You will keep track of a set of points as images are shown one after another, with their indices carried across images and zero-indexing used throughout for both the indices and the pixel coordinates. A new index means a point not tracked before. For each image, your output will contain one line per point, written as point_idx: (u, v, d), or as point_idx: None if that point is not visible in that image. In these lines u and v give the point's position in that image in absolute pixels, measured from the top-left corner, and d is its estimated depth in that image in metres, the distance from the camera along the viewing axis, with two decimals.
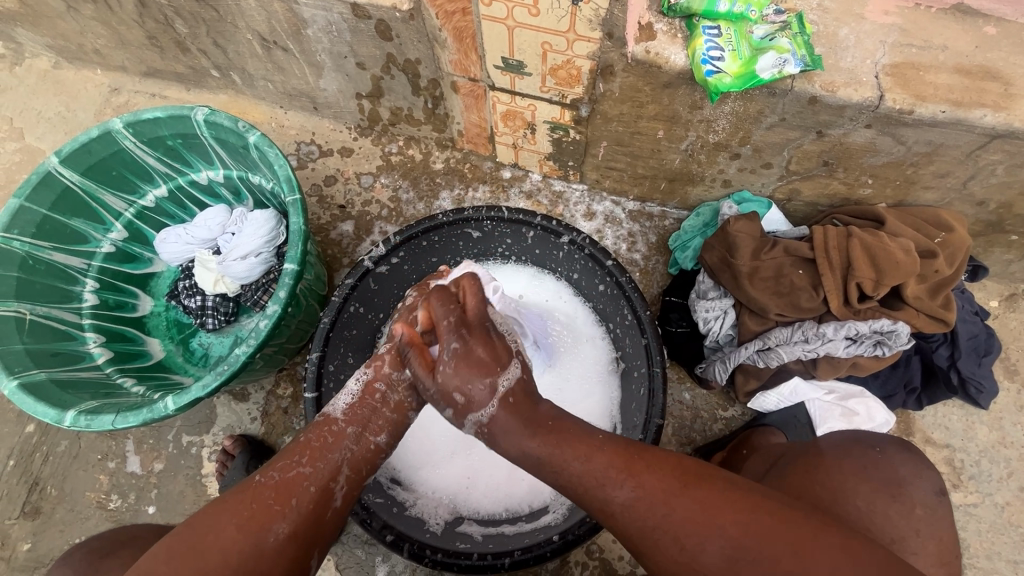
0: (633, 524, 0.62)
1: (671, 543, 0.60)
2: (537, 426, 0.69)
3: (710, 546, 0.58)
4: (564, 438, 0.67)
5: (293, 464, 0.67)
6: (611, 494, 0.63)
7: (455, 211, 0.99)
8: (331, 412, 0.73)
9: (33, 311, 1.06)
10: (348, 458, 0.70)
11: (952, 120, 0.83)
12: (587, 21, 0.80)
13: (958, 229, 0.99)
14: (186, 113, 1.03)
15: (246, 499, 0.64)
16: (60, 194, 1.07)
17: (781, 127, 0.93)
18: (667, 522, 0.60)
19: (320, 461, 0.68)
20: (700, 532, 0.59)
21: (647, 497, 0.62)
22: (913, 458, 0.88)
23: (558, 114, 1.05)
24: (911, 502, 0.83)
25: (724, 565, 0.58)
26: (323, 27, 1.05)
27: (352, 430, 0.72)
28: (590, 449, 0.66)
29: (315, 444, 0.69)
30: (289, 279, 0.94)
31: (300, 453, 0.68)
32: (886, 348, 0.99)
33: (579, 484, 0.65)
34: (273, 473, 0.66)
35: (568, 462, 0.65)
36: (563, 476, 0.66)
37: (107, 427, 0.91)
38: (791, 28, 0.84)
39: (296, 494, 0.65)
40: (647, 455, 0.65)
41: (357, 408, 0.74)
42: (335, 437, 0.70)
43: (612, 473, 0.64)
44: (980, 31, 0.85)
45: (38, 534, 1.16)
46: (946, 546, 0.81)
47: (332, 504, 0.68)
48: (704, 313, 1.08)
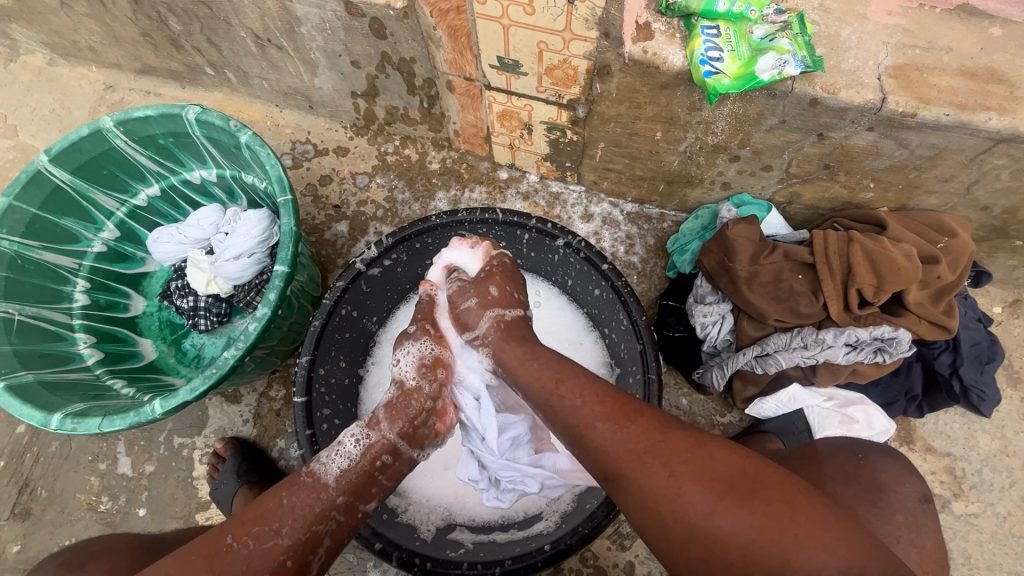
0: (620, 451, 0.60)
1: (659, 468, 0.58)
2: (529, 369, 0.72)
3: (691, 486, 0.56)
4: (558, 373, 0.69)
5: (269, 533, 0.64)
6: (602, 423, 0.62)
7: (449, 213, 0.98)
8: (320, 475, 0.70)
9: (22, 311, 1.05)
10: (332, 529, 0.68)
11: (956, 123, 0.81)
12: (582, 20, 0.78)
13: (961, 234, 0.97)
14: (177, 112, 1.01)
15: (211, 565, 0.61)
16: (49, 193, 1.05)
17: (781, 129, 0.91)
18: (655, 452, 0.59)
19: (301, 536, 0.65)
20: (685, 468, 0.57)
21: (639, 428, 0.61)
22: (898, 464, 0.86)
23: (555, 114, 1.03)
24: (894, 509, 0.80)
25: (707, 505, 0.55)
26: (317, 24, 1.03)
27: (341, 500, 0.70)
28: (591, 387, 0.66)
29: (298, 512, 0.66)
30: (279, 281, 0.92)
31: (279, 521, 0.65)
32: (886, 355, 0.98)
33: (572, 410, 0.65)
34: (246, 540, 0.63)
35: (564, 395, 0.66)
36: (561, 398, 0.66)
37: (94, 430, 0.90)
38: (792, 28, 0.82)
39: (267, 565, 0.63)
40: (643, 403, 0.65)
41: (350, 474, 0.71)
42: (320, 507, 0.68)
43: (608, 406, 0.64)
44: (986, 32, 0.83)
45: (28, 536, 1.15)
46: (929, 553, 0.78)
47: (306, 574, 0.66)
48: (702, 318, 1.06)
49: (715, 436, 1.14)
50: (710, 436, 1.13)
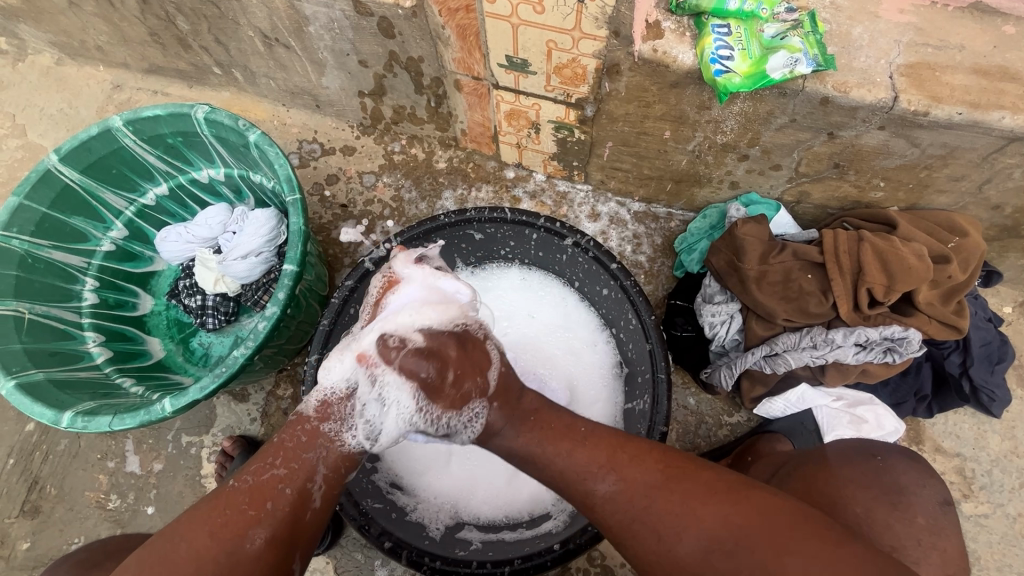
0: (616, 516, 0.64)
1: (650, 534, 0.61)
2: (521, 421, 0.73)
3: (687, 539, 0.59)
4: (544, 432, 0.71)
5: (266, 467, 0.66)
6: (594, 487, 0.66)
7: (457, 212, 0.98)
8: (304, 411, 0.72)
9: (32, 309, 1.05)
10: (325, 457, 0.69)
11: (968, 122, 0.81)
12: (592, 19, 0.78)
13: (972, 234, 0.97)
14: (186, 111, 1.01)
15: (217, 506, 0.63)
16: (59, 192, 1.06)
17: (791, 128, 0.91)
18: (647, 514, 0.62)
19: (296, 463, 0.67)
20: (677, 524, 0.60)
21: (631, 487, 0.64)
22: (917, 468, 0.87)
23: (563, 114, 1.03)
24: (914, 512, 0.81)
25: (702, 559, 0.58)
26: (325, 24, 1.03)
27: (328, 428, 0.71)
28: (580, 445, 0.69)
29: (289, 443, 0.68)
30: (288, 280, 0.92)
31: (273, 455, 0.67)
32: (896, 355, 0.97)
33: (561, 478, 0.68)
34: (245, 477, 0.65)
35: (550, 455, 0.69)
36: (548, 460, 0.69)
37: (105, 428, 0.90)
38: (803, 27, 0.82)
39: (271, 497, 0.64)
40: (635, 450, 0.67)
41: (331, 403, 0.72)
42: (309, 436, 0.70)
43: (596, 467, 0.66)
44: (999, 30, 0.83)
45: (37, 533, 1.15)
46: (950, 558, 0.78)
47: (311, 506, 0.67)
48: (710, 317, 1.06)
49: (722, 436, 1.13)
50: (717, 436, 1.13)
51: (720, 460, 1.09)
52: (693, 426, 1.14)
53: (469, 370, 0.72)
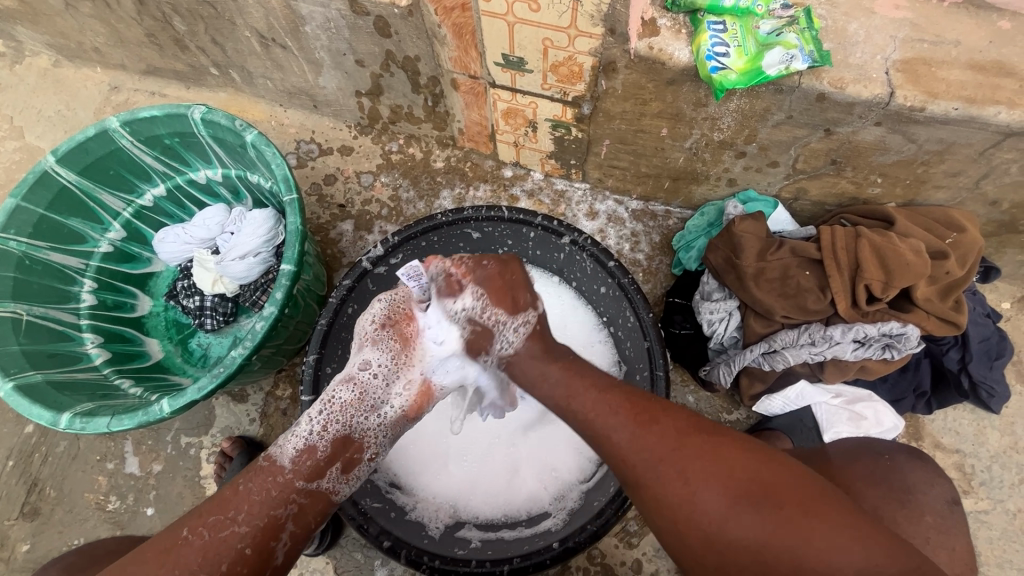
0: (638, 457, 0.62)
1: (676, 475, 0.59)
2: (556, 358, 0.74)
3: (711, 488, 0.58)
4: (578, 372, 0.71)
5: (225, 522, 0.65)
6: (619, 429, 0.64)
7: (454, 211, 0.98)
8: (277, 458, 0.70)
9: (30, 311, 1.05)
10: (291, 514, 0.68)
11: (964, 117, 0.81)
12: (588, 16, 0.78)
13: (970, 229, 0.97)
14: (183, 112, 1.01)
15: (171, 560, 0.62)
16: (56, 194, 1.06)
17: (788, 125, 0.91)
18: (672, 460, 0.60)
19: (257, 518, 0.66)
20: (705, 473, 0.59)
21: (659, 433, 0.62)
22: (925, 465, 0.86)
23: (560, 112, 1.03)
24: (922, 509, 0.81)
25: (724, 509, 0.57)
26: (321, 23, 1.03)
27: (298, 483, 0.69)
28: (611, 393, 0.67)
29: (254, 497, 0.67)
30: (286, 280, 0.92)
31: (235, 509, 0.66)
32: (895, 351, 0.97)
33: (589, 414, 0.66)
34: (201, 531, 0.64)
35: (583, 395, 0.68)
36: (579, 406, 0.68)
37: (103, 430, 0.90)
38: (798, 23, 0.82)
39: (225, 557, 0.63)
40: (666, 403, 0.66)
41: (304, 458, 0.71)
42: (277, 491, 0.68)
43: (626, 410, 0.65)
44: (994, 25, 0.83)
45: (37, 535, 1.15)
46: (958, 555, 0.79)
47: (272, 563, 0.66)
48: (708, 314, 1.06)
49: None
50: None
51: None
52: None
53: (521, 284, 0.79)
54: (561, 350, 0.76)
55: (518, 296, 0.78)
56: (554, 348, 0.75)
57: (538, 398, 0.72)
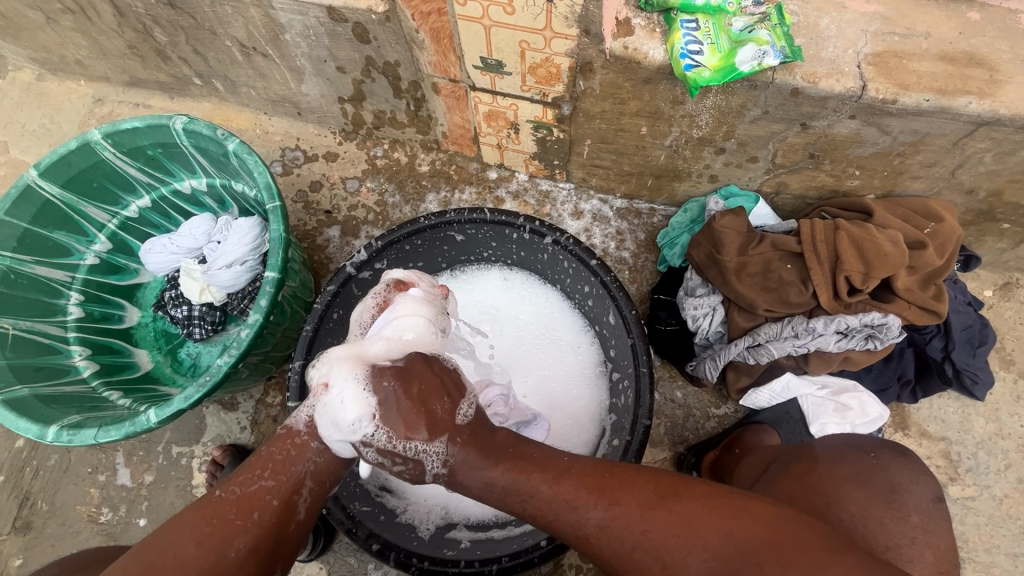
0: (611, 545, 0.62)
1: (651, 558, 0.60)
2: (495, 456, 0.69)
3: (691, 560, 0.58)
4: (530, 465, 0.68)
5: (253, 477, 0.67)
6: (585, 517, 0.63)
7: (436, 214, 0.98)
8: (293, 425, 0.72)
9: (16, 326, 1.05)
10: (312, 470, 0.70)
11: (936, 109, 0.81)
12: (562, 18, 0.78)
13: (947, 219, 0.98)
14: (164, 123, 1.02)
15: (204, 514, 0.63)
16: (40, 208, 1.06)
17: (765, 120, 0.92)
18: (643, 540, 0.60)
19: (283, 475, 0.68)
20: (680, 546, 0.59)
21: (623, 515, 0.62)
22: (909, 464, 0.87)
23: (540, 113, 1.04)
24: (908, 510, 0.81)
25: (709, 574, 0.57)
26: (300, 31, 1.04)
27: (315, 444, 0.71)
28: (565, 478, 0.66)
29: (278, 457, 0.69)
30: (270, 287, 0.93)
31: (261, 466, 0.68)
32: (877, 342, 0.98)
33: (548, 512, 0.65)
34: (232, 487, 0.66)
35: (535, 493, 0.66)
36: (537, 503, 0.66)
37: (90, 441, 0.90)
38: (770, 20, 0.83)
39: (258, 508, 0.65)
40: (624, 474, 0.66)
41: (319, 421, 0.72)
42: (298, 449, 0.70)
43: (585, 496, 0.64)
44: (964, 17, 0.84)
45: (29, 550, 1.15)
46: (944, 555, 0.78)
47: (295, 517, 0.68)
48: (693, 310, 1.07)
49: (710, 428, 1.14)
50: (705, 428, 1.14)
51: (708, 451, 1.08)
52: (681, 419, 1.14)
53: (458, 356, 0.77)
54: (503, 435, 0.72)
55: (428, 407, 0.69)
56: (488, 443, 0.70)
57: (492, 496, 0.68)
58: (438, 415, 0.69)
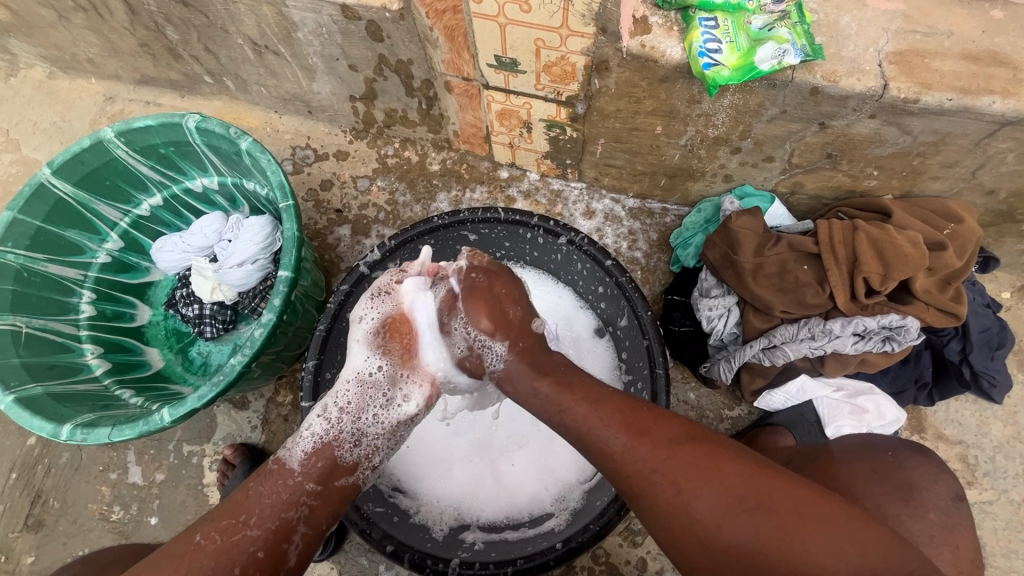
0: (631, 466, 0.61)
1: (670, 485, 0.59)
2: (545, 372, 0.72)
3: (706, 495, 0.58)
4: (571, 386, 0.69)
5: (237, 526, 0.65)
6: (612, 436, 0.63)
7: (450, 214, 0.98)
8: (286, 461, 0.71)
9: (29, 324, 1.05)
10: (303, 516, 0.68)
11: (959, 108, 0.80)
12: (580, 16, 0.78)
13: (967, 220, 0.96)
14: (178, 121, 1.01)
15: (183, 565, 0.62)
16: (53, 206, 1.06)
17: (783, 119, 0.91)
18: (667, 465, 0.60)
19: (269, 522, 0.66)
20: (698, 479, 0.58)
21: (652, 442, 0.62)
22: (928, 462, 0.85)
23: (554, 112, 1.03)
24: (926, 507, 0.80)
25: (718, 515, 0.57)
26: (313, 29, 1.03)
27: (309, 485, 0.70)
28: (602, 401, 0.66)
29: (265, 500, 0.67)
30: (283, 286, 0.92)
31: (247, 513, 0.66)
32: (895, 343, 0.97)
33: (583, 427, 0.66)
34: (213, 536, 0.64)
35: (574, 412, 0.67)
36: (573, 418, 0.67)
37: (104, 440, 0.90)
38: (790, 17, 0.82)
39: (239, 559, 0.63)
40: (657, 412, 0.65)
41: (315, 458, 0.72)
42: (289, 493, 0.68)
43: (617, 422, 0.64)
44: (987, 15, 0.83)
45: (41, 547, 1.15)
46: (964, 554, 0.77)
47: (284, 566, 0.66)
48: (707, 311, 1.06)
49: (724, 430, 1.13)
50: (719, 430, 1.13)
51: None
52: (694, 421, 1.14)
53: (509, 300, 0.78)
54: (555, 358, 0.75)
55: (504, 308, 0.77)
56: (543, 359, 0.75)
57: (535, 406, 0.71)
58: (512, 318, 0.77)
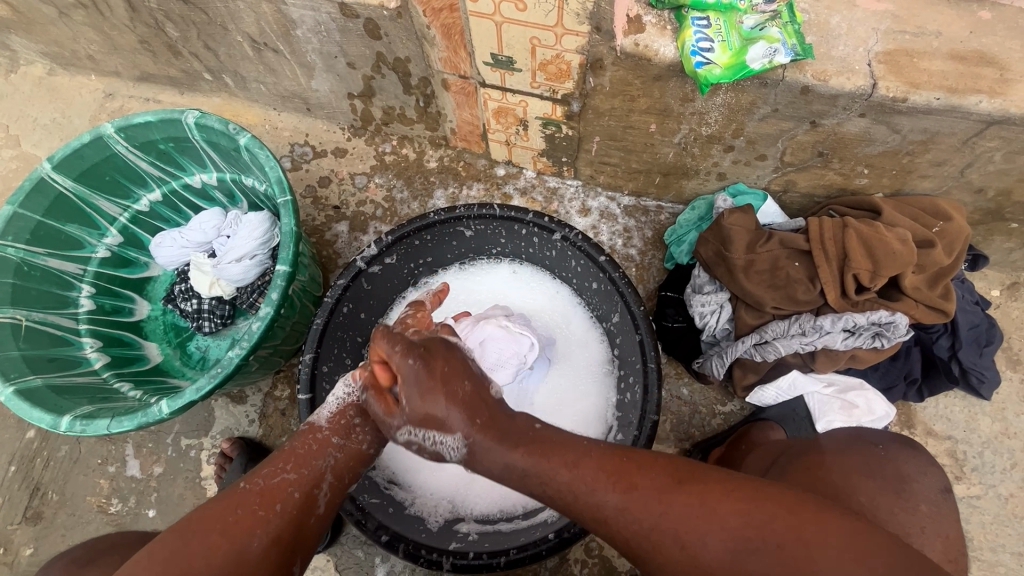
0: (631, 529, 0.58)
1: (673, 540, 0.56)
2: (515, 437, 0.65)
3: (709, 539, 0.55)
4: (545, 445, 0.64)
5: (277, 471, 0.65)
6: (604, 500, 0.59)
7: (446, 210, 0.98)
8: (315, 421, 0.72)
9: (29, 317, 1.06)
10: (334, 465, 0.69)
11: (946, 107, 0.82)
12: (574, 14, 0.79)
13: (956, 218, 0.98)
14: (177, 117, 1.02)
15: (228, 505, 0.62)
16: (53, 200, 1.07)
17: (774, 118, 0.92)
18: (663, 521, 0.57)
19: (305, 468, 0.67)
20: (698, 525, 0.55)
21: (642, 499, 0.58)
22: (917, 455, 0.87)
23: (550, 110, 1.05)
24: (918, 500, 0.81)
25: (726, 561, 0.54)
26: (312, 27, 1.04)
27: (337, 439, 0.70)
28: (581, 459, 0.62)
29: (299, 450, 0.68)
30: (281, 280, 0.93)
31: (283, 459, 0.67)
32: (885, 340, 0.98)
33: (568, 495, 0.61)
34: (256, 479, 0.64)
35: (554, 479, 0.62)
36: (554, 488, 0.61)
37: (103, 432, 0.91)
38: (781, 17, 0.83)
39: (280, 499, 0.63)
40: (641, 458, 0.62)
41: (340, 415, 0.72)
42: (319, 444, 0.69)
43: (604, 480, 0.60)
44: (975, 16, 0.84)
45: (40, 539, 1.16)
46: (953, 543, 0.78)
47: (316, 512, 0.66)
48: (700, 307, 1.07)
49: (716, 425, 1.14)
50: (711, 425, 1.14)
51: (711, 448, 1.09)
52: (687, 416, 1.15)
53: None
54: (525, 417, 0.68)
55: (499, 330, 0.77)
56: (509, 426, 0.66)
57: (509, 481, 0.64)
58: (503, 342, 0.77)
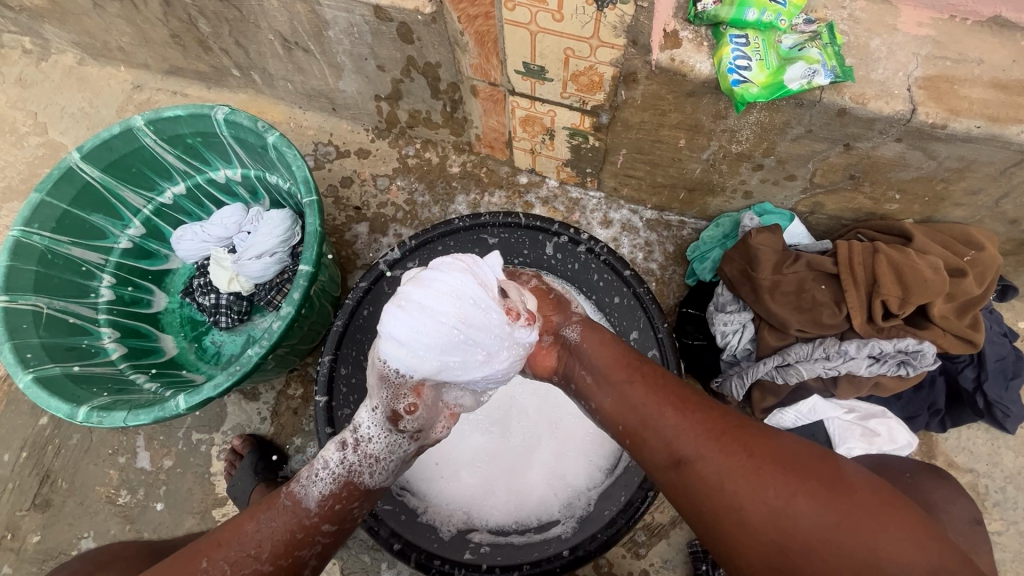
0: (690, 444, 0.61)
1: (737, 452, 0.59)
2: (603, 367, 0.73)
3: (771, 477, 0.57)
4: (634, 372, 0.71)
5: (247, 560, 0.64)
6: (670, 413, 0.64)
7: (471, 216, 0.99)
8: (301, 499, 0.68)
9: (51, 305, 1.06)
10: (316, 552, 0.68)
11: (987, 136, 0.80)
12: (611, 27, 0.78)
13: (989, 247, 0.96)
14: (207, 112, 1.03)
15: None
16: (80, 190, 1.07)
17: (807, 139, 0.91)
18: (726, 441, 0.60)
19: (283, 560, 0.66)
20: (765, 460, 0.58)
21: (704, 421, 0.63)
22: None
23: (578, 121, 1.04)
24: None
25: (781, 496, 0.55)
26: (344, 28, 1.05)
27: (325, 527, 0.69)
28: (651, 381, 0.69)
29: (277, 539, 0.66)
30: (303, 280, 0.93)
31: (258, 547, 0.65)
32: (910, 368, 0.97)
33: (635, 403, 0.68)
34: (222, 565, 0.64)
35: (625, 391, 0.69)
36: (625, 396, 0.69)
37: (119, 424, 0.90)
38: (820, 39, 0.82)
39: None
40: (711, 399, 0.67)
41: (333, 498, 0.70)
42: (307, 535, 0.68)
43: (675, 401, 0.66)
44: (1019, 44, 0.83)
45: (47, 527, 1.17)
46: None
47: None
48: (722, 326, 1.06)
49: None
50: None
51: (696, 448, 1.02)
52: None
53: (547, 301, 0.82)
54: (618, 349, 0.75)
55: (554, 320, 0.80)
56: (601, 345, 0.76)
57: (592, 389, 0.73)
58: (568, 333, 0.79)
